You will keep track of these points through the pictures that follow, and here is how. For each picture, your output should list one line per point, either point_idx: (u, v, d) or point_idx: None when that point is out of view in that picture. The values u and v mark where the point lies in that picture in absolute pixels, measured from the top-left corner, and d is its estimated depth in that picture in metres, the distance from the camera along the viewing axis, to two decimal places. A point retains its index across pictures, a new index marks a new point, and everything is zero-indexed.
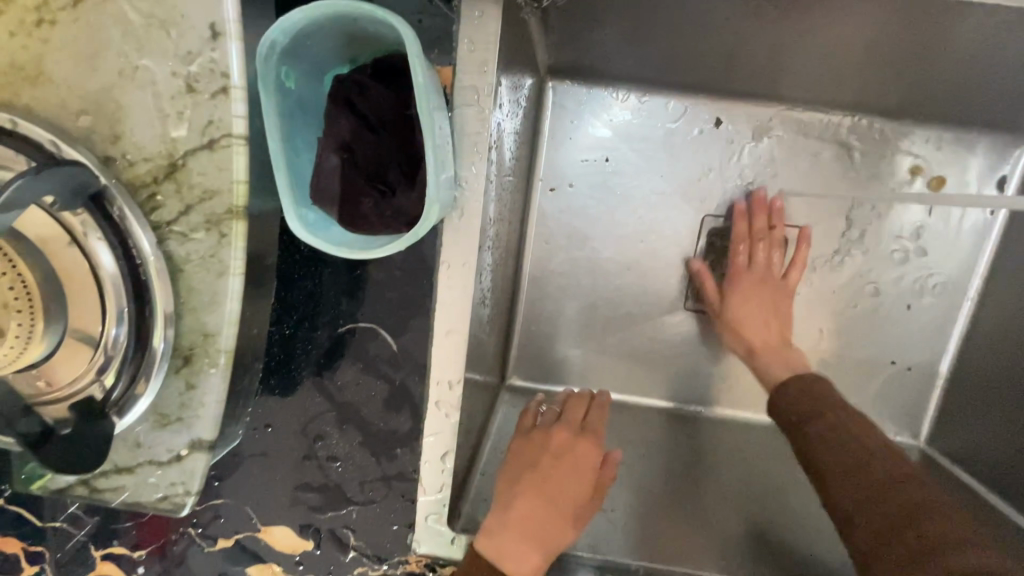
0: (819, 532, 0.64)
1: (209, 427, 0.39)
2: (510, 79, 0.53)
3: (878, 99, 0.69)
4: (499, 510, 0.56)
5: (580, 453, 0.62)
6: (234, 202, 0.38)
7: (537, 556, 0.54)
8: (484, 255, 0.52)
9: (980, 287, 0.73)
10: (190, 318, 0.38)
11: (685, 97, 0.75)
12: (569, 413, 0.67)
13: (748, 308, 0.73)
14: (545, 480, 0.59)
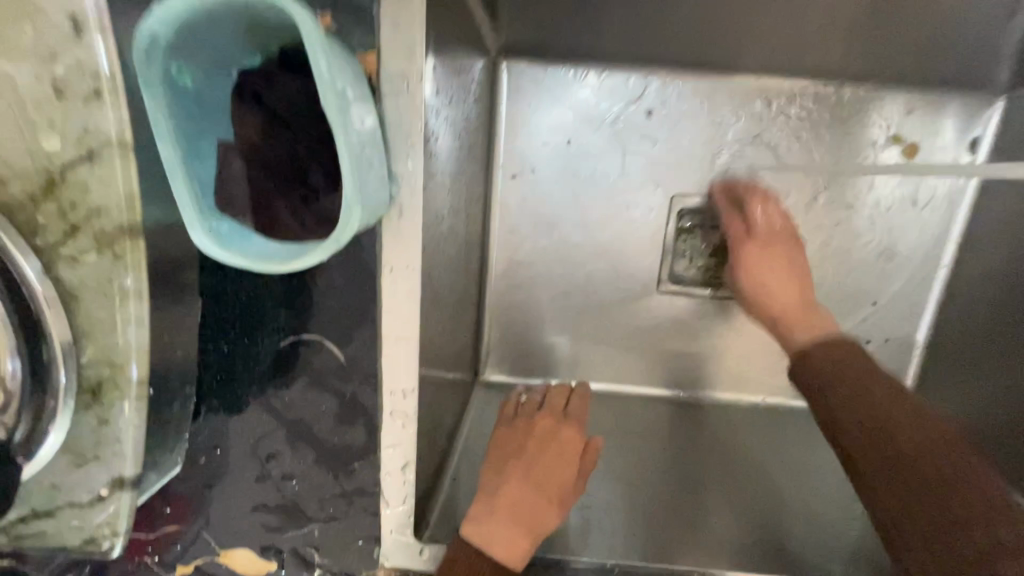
0: (810, 513, 0.67)
1: (130, 463, 0.39)
2: (447, 63, 0.50)
3: (842, 66, 0.74)
4: (485, 497, 0.55)
5: (564, 438, 0.62)
6: (125, 218, 0.37)
7: (524, 540, 0.53)
8: (430, 251, 0.51)
9: (955, 253, 0.78)
10: (93, 347, 0.38)
11: (642, 74, 0.77)
12: (550, 400, 0.66)
13: (770, 282, 0.66)
14: (532, 465, 0.58)
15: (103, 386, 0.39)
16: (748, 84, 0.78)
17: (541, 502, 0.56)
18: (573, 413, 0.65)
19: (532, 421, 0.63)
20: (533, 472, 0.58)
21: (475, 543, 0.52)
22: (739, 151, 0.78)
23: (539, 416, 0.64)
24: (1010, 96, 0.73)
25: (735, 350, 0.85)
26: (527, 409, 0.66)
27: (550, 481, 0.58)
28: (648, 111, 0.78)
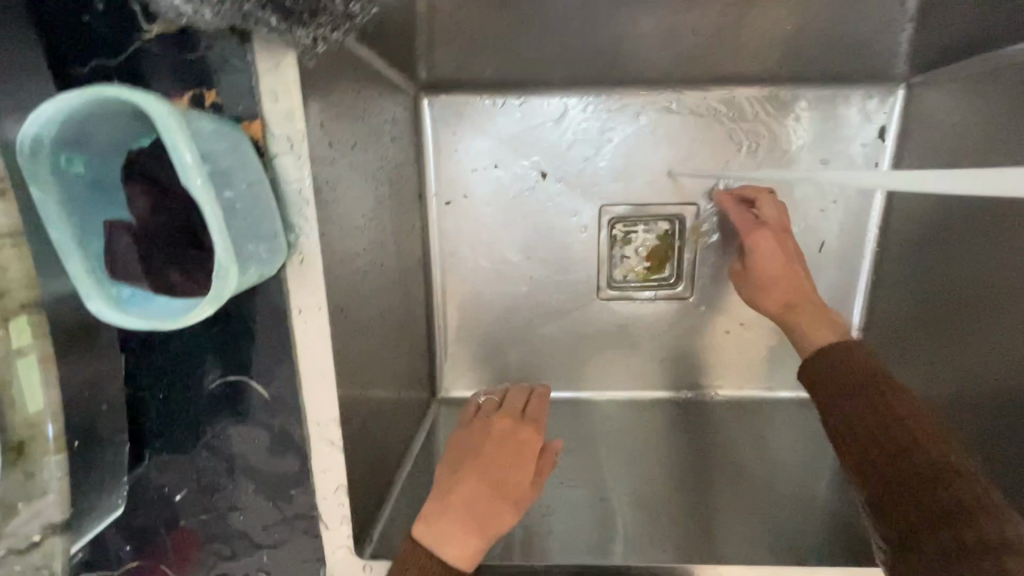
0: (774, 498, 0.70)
1: (60, 510, 0.47)
2: (345, 113, 0.55)
3: (746, 71, 0.78)
4: (439, 497, 0.58)
5: (523, 437, 0.64)
6: (24, 298, 0.42)
7: (475, 541, 0.55)
8: (349, 289, 0.55)
9: (877, 236, 0.82)
10: (14, 413, 0.43)
11: (559, 95, 0.82)
12: (508, 403, 0.71)
13: (777, 274, 0.71)
14: (487, 464, 0.60)
15: (26, 443, 0.44)
16: (660, 94, 0.82)
17: (495, 502, 0.58)
18: (531, 413, 0.69)
19: (490, 422, 0.67)
20: (487, 472, 0.60)
21: (427, 543, 0.54)
22: (662, 159, 0.82)
23: (496, 417, 0.67)
24: (908, 85, 0.77)
25: (680, 348, 0.88)
26: (487, 410, 0.70)
27: (506, 479, 0.60)
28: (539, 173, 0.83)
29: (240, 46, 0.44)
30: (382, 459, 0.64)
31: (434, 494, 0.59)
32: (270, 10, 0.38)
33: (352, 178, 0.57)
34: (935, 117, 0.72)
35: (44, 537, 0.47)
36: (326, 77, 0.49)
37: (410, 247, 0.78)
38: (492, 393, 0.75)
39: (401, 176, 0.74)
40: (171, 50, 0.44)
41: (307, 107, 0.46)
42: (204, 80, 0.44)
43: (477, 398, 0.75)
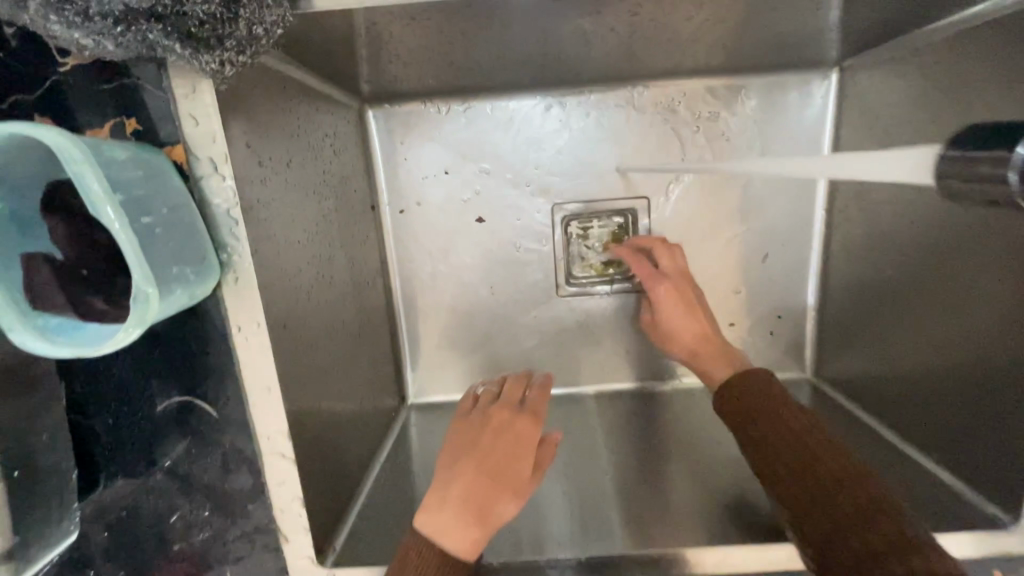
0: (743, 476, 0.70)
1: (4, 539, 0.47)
2: (276, 132, 0.55)
3: (686, 69, 0.79)
4: (439, 488, 0.57)
5: (522, 429, 0.63)
6: None
7: (476, 532, 0.54)
8: (291, 303, 0.56)
9: (824, 217, 0.84)
10: None
11: (503, 100, 0.83)
12: (506, 394, 0.68)
13: (673, 317, 0.73)
14: (486, 455, 0.59)
15: None
16: (603, 92, 0.83)
17: (495, 492, 0.56)
18: (529, 404, 0.66)
19: (488, 414, 0.65)
20: (486, 462, 0.58)
21: (426, 534, 0.54)
22: (609, 155, 0.84)
23: (495, 408, 0.65)
24: (840, 69, 0.79)
25: (643, 341, 0.89)
26: (484, 401, 0.68)
27: (505, 469, 0.58)
28: (479, 219, 0.85)
29: (158, 73, 0.45)
30: (341, 470, 0.65)
31: (435, 485, 0.58)
32: (175, 38, 0.39)
33: (288, 194, 0.57)
34: (868, 99, 0.73)
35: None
36: (249, 99, 0.50)
37: (365, 258, 0.79)
38: (490, 384, 0.73)
39: (348, 189, 0.75)
40: (87, 81, 0.46)
41: (229, 128, 0.46)
42: (122, 108, 0.46)
43: (474, 390, 0.73)
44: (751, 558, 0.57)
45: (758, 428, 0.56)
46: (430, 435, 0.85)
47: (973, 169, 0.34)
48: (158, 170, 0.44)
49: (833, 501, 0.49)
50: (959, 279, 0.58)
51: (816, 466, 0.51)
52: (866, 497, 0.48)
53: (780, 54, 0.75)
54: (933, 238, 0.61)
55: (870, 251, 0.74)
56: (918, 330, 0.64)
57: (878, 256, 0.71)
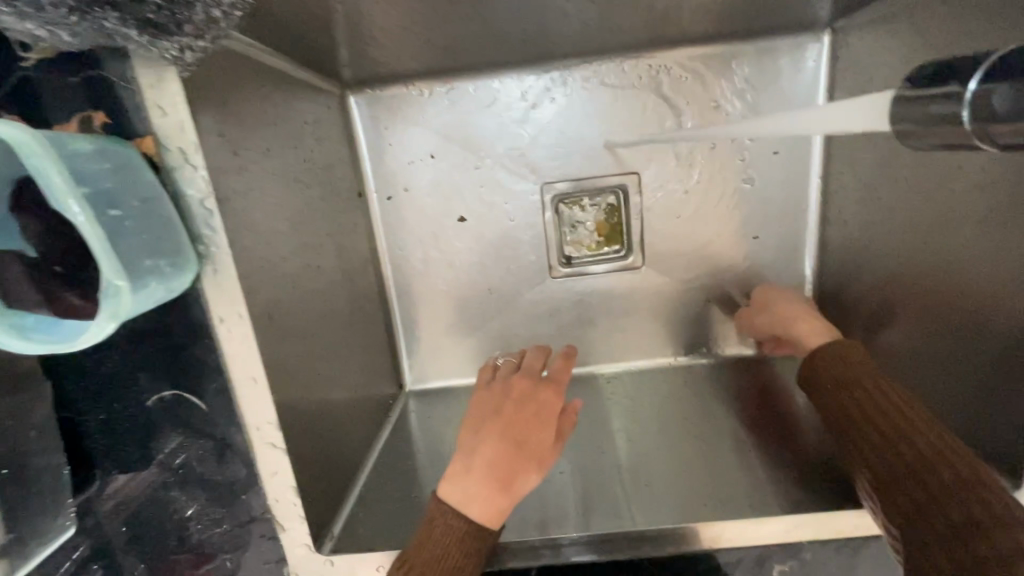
0: (740, 450, 0.70)
1: None
2: (251, 120, 0.55)
3: (673, 37, 0.76)
4: (464, 456, 0.57)
5: (545, 399, 0.62)
6: None
7: (501, 500, 0.55)
8: (275, 293, 0.56)
9: (819, 186, 0.82)
10: None
11: (487, 78, 0.81)
12: (527, 362, 0.67)
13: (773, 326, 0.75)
14: (510, 422, 0.59)
15: None
16: (588, 66, 0.81)
17: (519, 461, 0.57)
18: (552, 375, 0.65)
19: (509, 383, 0.64)
20: (510, 430, 0.58)
21: (454, 503, 0.55)
22: (597, 131, 0.82)
23: (516, 377, 0.64)
24: (832, 31, 0.76)
25: (639, 320, 0.88)
26: (505, 370, 0.67)
27: (528, 439, 0.58)
28: (460, 219, 0.85)
29: (123, 65, 0.44)
30: (336, 457, 0.65)
31: (459, 450, 0.59)
32: (131, 24, 0.38)
33: (266, 183, 0.56)
34: (861, 61, 0.71)
35: None
36: (219, 86, 0.49)
37: (354, 247, 0.78)
38: (510, 355, 0.72)
39: (332, 176, 0.74)
40: (51, 75, 0.45)
41: (198, 117, 0.46)
42: (90, 101, 0.45)
43: (493, 359, 0.72)
44: (747, 532, 0.59)
45: (854, 403, 0.56)
46: (428, 420, 0.85)
47: (928, 104, 0.40)
48: (127, 160, 0.43)
49: (910, 432, 0.51)
50: (964, 234, 0.55)
51: (863, 401, 0.56)
52: (912, 433, 0.51)
53: (769, 18, 0.73)
54: (932, 195, 0.59)
55: (865, 218, 0.72)
56: (917, 285, 0.61)
57: (874, 221, 0.69)
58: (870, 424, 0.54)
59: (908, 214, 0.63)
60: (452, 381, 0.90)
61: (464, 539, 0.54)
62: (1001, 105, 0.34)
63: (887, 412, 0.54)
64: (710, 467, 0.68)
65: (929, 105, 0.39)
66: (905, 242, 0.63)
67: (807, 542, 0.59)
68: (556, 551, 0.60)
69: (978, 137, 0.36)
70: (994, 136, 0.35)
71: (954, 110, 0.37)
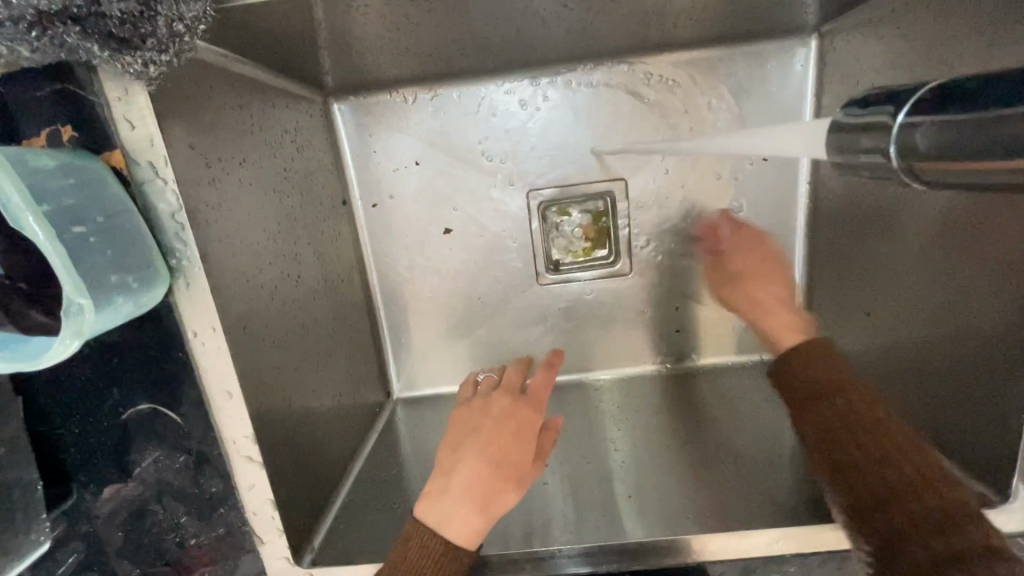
0: (727, 459, 0.69)
1: None
2: (226, 131, 0.54)
3: (657, 42, 0.76)
4: (443, 475, 0.57)
5: (524, 417, 0.61)
6: None
7: (480, 518, 0.55)
8: (252, 305, 0.55)
9: (808, 191, 0.81)
10: None
11: (471, 85, 0.81)
12: (507, 379, 0.66)
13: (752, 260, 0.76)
14: (489, 441, 0.58)
15: None
16: (573, 71, 0.80)
17: (499, 479, 0.56)
18: (533, 391, 0.64)
19: (489, 400, 0.63)
20: (489, 449, 0.58)
21: (430, 523, 0.54)
22: (583, 136, 0.81)
23: (496, 395, 0.63)
24: (819, 35, 0.75)
25: (627, 326, 0.87)
26: (484, 388, 0.66)
27: (507, 458, 0.58)
28: (447, 230, 0.84)
29: (90, 78, 0.43)
30: (318, 469, 0.65)
31: (437, 471, 0.58)
32: (94, 39, 0.38)
33: (242, 194, 0.56)
34: (848, 66, 0.70)
35: None
36: (190, 99, 0.49)
37: (338, 255, 0.78)
38: (492, 371, 0.71)
39: (315, 185, 0.74)
40: (18, 89, 0.45)
41: (168, 130, 0.45)
42: (58, 116, 0.45)
43: (476, 376, 0.71)
44: (733, 545, 0.57)
45: (834, 412, 0.55)
46: (415, 428, 0.85)
47: (859, 137, 0.40)
48: (92, 177, 0.43)
49: (890, 453, 0.51)
50: (951, 249, 0.54)
51: (844, 413, 0.54)
52: (899, 453, 0.51)
53: (754, 22, 0.72)
54: (916, 203, 0.58)
55: (852, 224, 0.71)
56: (910, 299, 0.60)
57: (862, 228, 0.68)
58: (847, 443, 0.53)
59: (894, 223, 0.62)
60: (440, 389, 0.89)
61: (439, 560, 0.53)
62: (925, 143, 0.35)
63: (859, 430, 0.53)
64: (696, 477, 0.67)
65: (859, 138, 0.40)
66: (895, 254, 0.62)
67: (794, 555, 0.57)
68: (538, 564, 0.59)
69: (906, 172, 0.37)
70: (920, 172, 0.36)
71: (883, 145, 0.38)
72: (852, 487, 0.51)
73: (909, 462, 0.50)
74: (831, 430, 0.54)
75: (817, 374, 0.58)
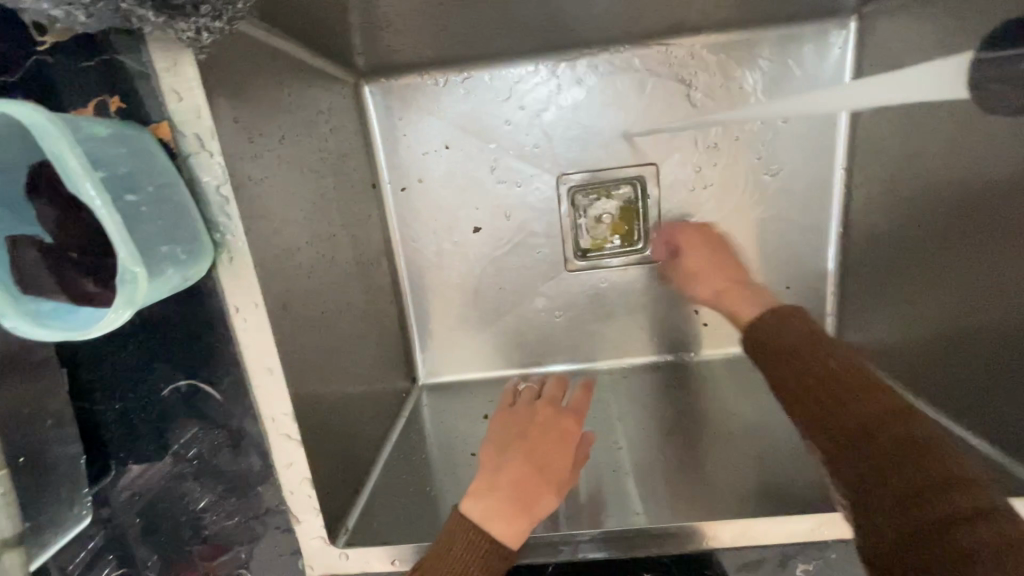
0: (760, 447, 0.68)
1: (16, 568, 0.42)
2: (265, 107, 0.54)
3: (692, 23, 0.74)
4: (488, 476, 0.57)
5: (566, 426, 0.62)
6: None
7: (524, 519, 0.54)
8: (289, 283, 0.55)
9: (844, 177, 0.79)
10: None
11: (502, 67, 0.80)
12: (547, 391, 0.66)
13: (702, 265, 0.76)
14: (532, 449, 0.59)
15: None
16: (606, 53, 0.79)
17: (539, 485, 0.56)
18: (571, 403, 0.65)
19: (533, 409, 0.64)
20: (534, 456, 0.59)
21: (475, 520, 0.53)
22: (614, 119, 0.80)
23: (539, 405, 0.64)
24: (859, 17, 0.74)
25: (656, 314, 0.86)
26: (525, 398, 0.66)
27: (548, 466, 0.58)
28: (476, 224, 0.84)
29: (139, 49, 0.43)
30: (350, 451, 0.64)
31: (482, 471, 0.58)
32: (148, 6, 0.37)
33: (281, 172, 0.56)
34: (890, 48, 0.69)
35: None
36: (233, 72, 0.48)
37: (367, 239, 0.78)
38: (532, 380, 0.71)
39: (346, 167, 0.73)
40: (65, 58, 0.44)
41: (214, 103, 0.45)
42: (105, 87, 0.44)
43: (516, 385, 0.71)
44: (774, 529, 0.56)
45: (787, 373, 0.53)
46: (442, 414, 0.84)
47: None
48: (142, 146, 0.43)
49: (836, 415, 0.48)
50: (996, 232, 0.54)
51: (808, 383, 0.51)
52: (879, 431, 0.45)
53: (793, 3, 0.71)
54: (958, 184, 0.57)
55: (888, 210, 0.70)
56: (953, 288, 0.59)
57: (898, 210, 0.68)
58: (847, 429, 0.47)
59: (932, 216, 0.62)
60: (465, 375, 0.89)
61: (484, 555, 0.52)
62: None
63: (819, 383, 0.50)
64: (730, 464, 0.66)
65: None
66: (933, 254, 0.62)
67: (835, 542, 0.56)
68: (573, 547, 0.58)
69: None
70: None
71: None
72: (824, 424, 0.48)
73: (884, 446, 0.44)
74: (845, 394, 0.49)
75: (779, 342, 0.56)
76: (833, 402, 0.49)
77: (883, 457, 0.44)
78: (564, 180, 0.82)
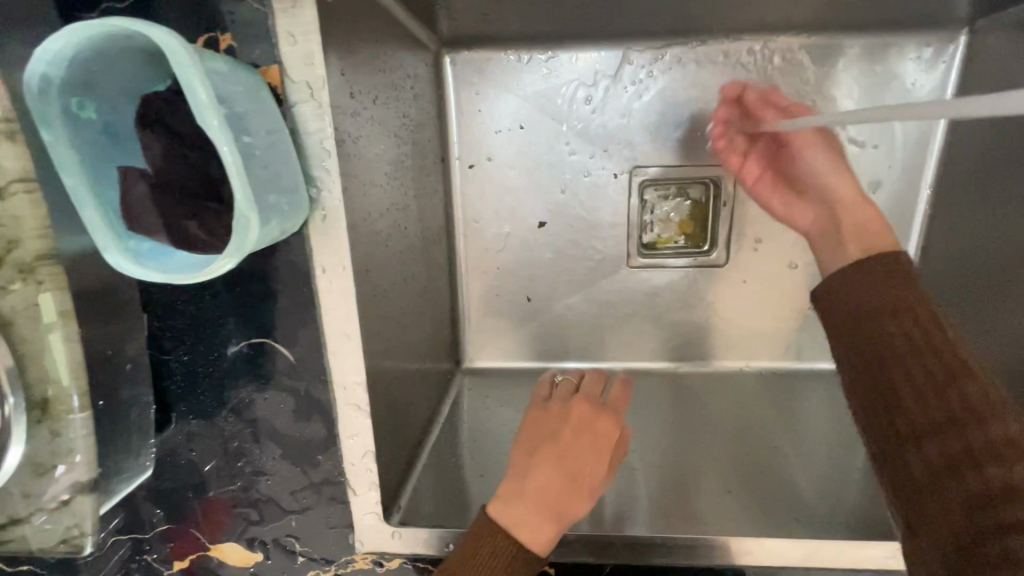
0: (819, 466, 0.66)
1: (85, 469, 0.48)
2: (365, 62, 0.51)
3: (791, 20, 0.71)
4: (516, 479, 0.53)
5: (601, 430, 0.57)
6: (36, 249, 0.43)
7: (551, 526, 0.51)
8: (371, 249, 0.53)
9: (929, 198, 0.76)
10: (35, 369, 0.45)
11: (586, 50, 0.77)
12: (586, 388, 0.60)
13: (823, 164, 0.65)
14: (564, 451, 0.54)
15: (48, 401, 0.46)
16: (695, 46, 0.76)
17: (570, 493, 0.53)
18: (612, 402, 0.60)
19: (568, 407, 0.58)
20: (565, 459, 0.54)
21: (504, 524, 0.51)
22: (698, 114, 0.77)
23: (574, 402, 0.58)
24: (971, 31, 0.70)
25: (715, 319, 0.84)
26: (563, 390, 0.61)
27: (580, 473, 0.54)
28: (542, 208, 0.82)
29: None
30: (405, 428, 0.62)
31: (512, 471, 0.54)
32: None
33: (373, 132, 0.53)
34: (996, 65, 0.66)
35: (74, 497, 0.49)
36: (342, 21, 0.46)
37: (433, 213, 0.76)
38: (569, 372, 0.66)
39: (422, 137, 0.71)
40: None
41: (326, 51, 0.43)
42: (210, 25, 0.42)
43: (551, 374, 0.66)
44: (844, 552, 0.54)
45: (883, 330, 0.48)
46: (486, 401, 0.82)
47: None
48: (255, 86, 0.41)
49: (919, 393, 0.45)
50: None
51: (897, 338, 0.47)
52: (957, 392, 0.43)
53: (905, 9, 0.68)
54: None
55: (971, 234, 0.67)
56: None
57: (978, 233, 0.65)
58: (926, 417, 0.44)
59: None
60: (510, 363, 0.87)
61: (510, 561, 0.49)
62: None
63: (917, 350, 0.46)
64: (789, 480, 0.64)
65: None
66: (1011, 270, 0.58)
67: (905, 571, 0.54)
68: (628, 550, 0.56)
69: None
70: None
71: None
72: (903, 414, 0.45)
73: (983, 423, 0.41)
74: (895, 350, 0.47)
75: (866, 297, 0.50)
76: (918, 349, 0.46)
77: (923, 409, 0.44)
78: (642, 172, 0.79)
